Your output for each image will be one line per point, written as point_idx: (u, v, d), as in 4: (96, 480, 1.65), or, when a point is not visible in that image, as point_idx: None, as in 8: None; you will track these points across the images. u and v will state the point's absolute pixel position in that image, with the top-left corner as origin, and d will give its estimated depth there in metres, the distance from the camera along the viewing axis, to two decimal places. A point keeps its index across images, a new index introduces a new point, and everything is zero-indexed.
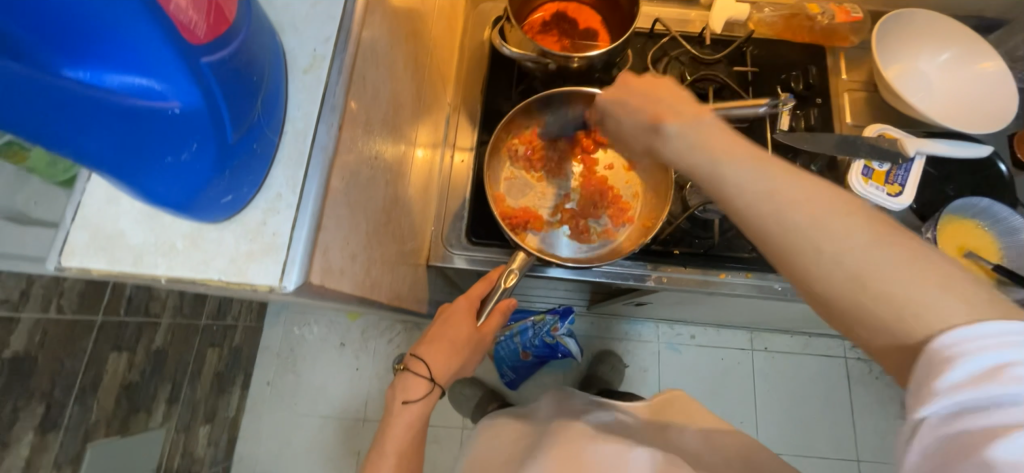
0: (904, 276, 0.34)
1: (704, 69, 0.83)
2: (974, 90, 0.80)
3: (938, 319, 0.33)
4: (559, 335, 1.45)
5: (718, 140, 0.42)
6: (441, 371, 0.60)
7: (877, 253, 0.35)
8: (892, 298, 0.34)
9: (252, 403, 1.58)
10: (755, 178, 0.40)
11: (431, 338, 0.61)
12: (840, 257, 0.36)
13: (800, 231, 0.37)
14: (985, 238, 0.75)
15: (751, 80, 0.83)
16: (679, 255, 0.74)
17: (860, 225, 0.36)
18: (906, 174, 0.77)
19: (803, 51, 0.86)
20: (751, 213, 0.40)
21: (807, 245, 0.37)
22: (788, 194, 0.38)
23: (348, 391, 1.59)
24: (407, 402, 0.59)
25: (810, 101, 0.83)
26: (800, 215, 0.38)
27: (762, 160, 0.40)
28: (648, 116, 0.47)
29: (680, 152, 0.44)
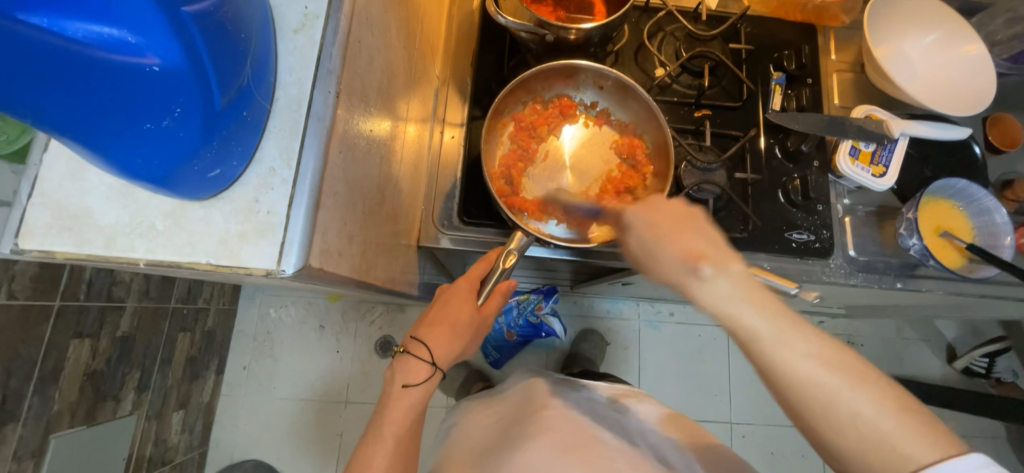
0: (884, 421, 0.40)
1: (700, 46, 0.81)
2: (956, 73, 0.82)
3: (926, 460, 0.39)
4: (544, 316, 1.50)
5: (735, 280, 0.45)
6: (442, 352, 0.59)
7: (889, 417, 0.40)
8: (875, 438, 0.40)
9: (228, 389, 1.53)
10: (778, 337, 0.43)
11: (431, 320, 0.59)
12: (856, 410, 0.41)
13: (823, 383, 0.41)
14: (960, 218, 0.77)
15: (746, 58, 0.82)
16: None
17: (869, 384, 0.41)
18: (890, 155, 0.79)
19: (796, 30, 0.85)
20: (779, 366, 0.43)
21: (835, 407, 0.41)
22: (814, 353, 0.42)
23: (330, 373, 1.56)
24: (407, 385, 0.57)
25: (801, 81, 0.82)
26: (805, 360, 0.42)
27: (767, 306, 0.44)
28: (681, 255, 0.47)
29: (719, 301, 0.45)
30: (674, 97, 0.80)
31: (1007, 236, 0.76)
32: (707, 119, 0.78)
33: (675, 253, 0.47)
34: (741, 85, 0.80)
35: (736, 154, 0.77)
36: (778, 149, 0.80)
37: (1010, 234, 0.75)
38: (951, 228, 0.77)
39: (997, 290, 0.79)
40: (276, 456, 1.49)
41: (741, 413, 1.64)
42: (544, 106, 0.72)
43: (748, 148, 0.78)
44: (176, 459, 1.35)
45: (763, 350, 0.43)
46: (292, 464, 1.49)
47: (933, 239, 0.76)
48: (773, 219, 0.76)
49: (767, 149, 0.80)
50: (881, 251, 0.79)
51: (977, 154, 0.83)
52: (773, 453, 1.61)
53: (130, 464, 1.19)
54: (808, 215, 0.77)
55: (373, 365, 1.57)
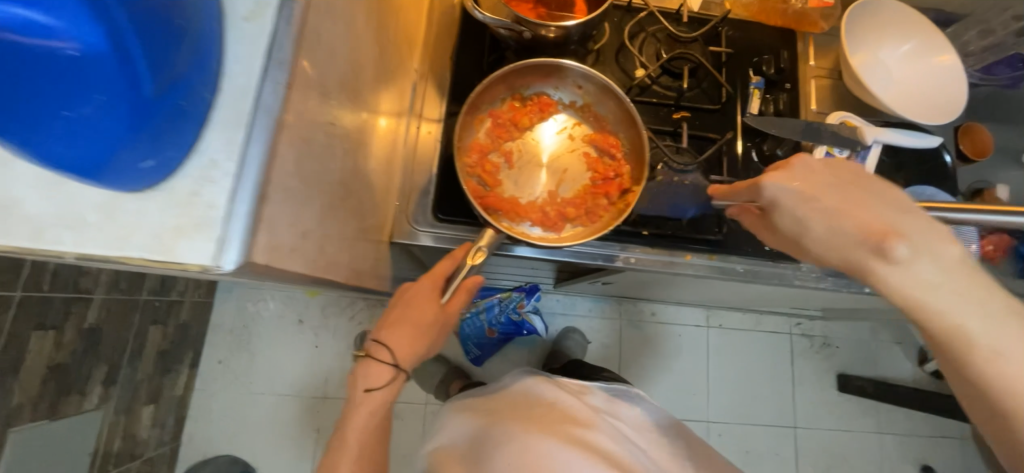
0: (991, 336, 0.44)
1: (680, 48, 0.80)
2: (931, 81, 0.83)
3: (1020, 364, 0.44)
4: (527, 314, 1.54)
5: (889, 231, 0.44)
6: (403, 356, 0.59)
7: (988, 323, 0.44)
8: (985, 346, 0.44)
9: (202, 383, 1.51)
10: (924, 259, 0.43)
11: (392, 325, 0.59)
12: (973, 326, 0.44)
13: (945, 303, 0.44)
14: None
15: (725, 61, 0.82)
16: (646, 235, 0.73)
17: (989, 307, 0.44)
18: (863, 161, 0.79)
19: (776, 35, 0.86)
20: (898, 291, 0.45)
21: (949, 323, 0.44)
22: (942, 273, 0.44)
23: (308, 369, 1.55)
24: (369, 390, 0.59)
25: (779, 86, 0.83)
26: (928, 284, 0.44)
27: (912, 235, 0.44)
28: (859, 232, 0.45)
29: (854, 244, 0.45)
30: (653, 98, 0.80)
31: (972, 243, 0.77)
32: (684, 121, 0.78)
33: (799, 193, 0.48)
34: (720, 87, 0.81)
35: (713, 157, 0.77)
36: (755, 154, 0.80)
37: (974, 241, 0.77)
38: None
39: None
40: (251, 452, 1.48)
41: (718, 413, 1.67)
42: (523, 102, 0.71)
43: (724, 151, 0.78)
44: (146, 455, 1.32)
45: (888, 273, 0.44)
46: (268, 460, 1.47)
47: None
48: None
49: (744, 153, 0.80)
50: None
51: (947, 162, 0.85)
52: (748, 451, 1.65)
53: (96, 459, 1.15)
54: None
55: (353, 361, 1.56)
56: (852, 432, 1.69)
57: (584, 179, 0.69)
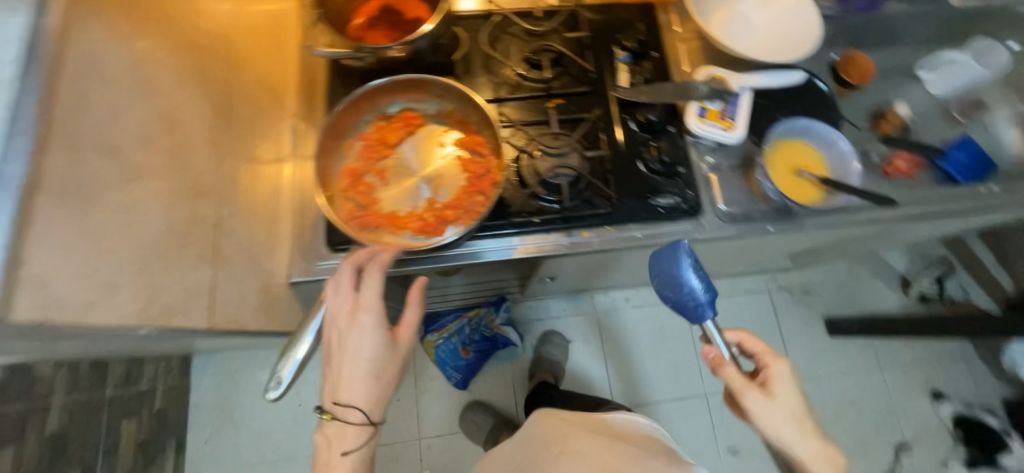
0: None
1: (539, 41, 0.84)
2: (781, 23, 0.87)
3: None
4: (499, 326, 1.59)
5: (779, 414, 0.55)
6: (366, 401, 0.56)
7: (826, 470, 0.53)
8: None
9: (193, 466, 1.48)
10: (797, 428, 0.54)
11: (344, 373, 0.55)
12: (823, 462, 0.53)
13: (787, 435, 0.54)
14: (814, 154, 0.79)
15: (588, 44, 0.85)
16: (538, 222, 0.75)
17: (807, 432, 0.54)
18: (736, 108, 0.81)
19: (633, 10, 0.89)
20: (768, 430, 0.55)
21: (802, 456, 0.54)
22: (801, 432, 0.54)
23: (295, 430, 1.53)
24: (345, 453, 0.56)
25: (645, 55, 0.85)
26: (776, 425, 0.54)
27: (766, 399, 0.55)
28: (767, 400, 0.55)
29: (766, 413, 0.55)
30: (524, 93, 0.82)
31: (854, 160, 0.78)
32: (556, 108, 0.81)
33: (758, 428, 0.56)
34: (586, 70, 0.84)
35: (585, 135, 0.80)
36: (633, 123, 0.82)
37: (855, 158, 0.78)
38: (804, 166, 0.79)
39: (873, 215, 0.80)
40: None
41: (716, 385, 1.65)
42: (389, 119, 0.73)
43: (600, 128, 0.81)
44: None
45: (788, 444, 0.54)
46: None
47: (790, 184, 0.78)
48: (635, 189, 0.79)
49: (623, 125, 0.82)
50: (752, 198, 0.81)
51: (823, 91, 0.87)
52: None
53: None
54: (670, 179, 0.80)
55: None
56: (854, 375, 1.65)
57: (459, 180, 0.71)
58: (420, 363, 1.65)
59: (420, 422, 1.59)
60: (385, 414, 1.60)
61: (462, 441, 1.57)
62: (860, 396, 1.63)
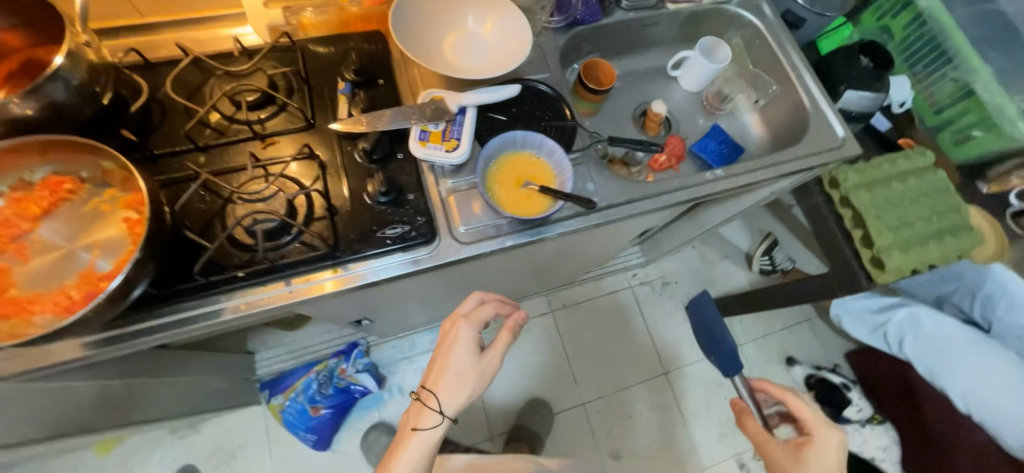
0: (821, 461, 0.78)
1: (242, 81, 0.78)
2: (497, 44, 0.90)
3: (810, 464, 0.77)
4: (353, 375, 1.47)
5: (817, 455, 0.78)
6: (447, 400, 0.75)
7: (817, 445, 0.79)
8: (830, 455, 0.79)
9: None
10: (810, 456, 0.78)
11: (439, 372, 0.76)
12: (826, 443, 0.80)
13: (820, 441, 0.80)
14: (538, 164, 0.81)
15: (305, 77, 0.81)
16: (243, 276, 0.68)
17: (817, 431, 0.81)
18: (460, 128, 0.81)
19: (360, 38, 0.87)
20: (802, 471, 0.77)
21: (815, 454, 0.78)
22: (813, 462, 0.78)
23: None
24: (416, 428, 0.75)
25: (370, 82, 0.83)
26: (826, 446, 0.79)
27: (798, 452, 0.79)
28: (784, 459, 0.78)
29: (817, 461, 0.78)
30: (231, 136, 0.75)
31: (569, 166, 0.80)
32: (266, 150, 0.76)
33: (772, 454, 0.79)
34: (303, 105, 0.79)
35: (299, 174, 0.75)
36: (358, 154, 0.78)
37: (568, 164, 0.79)
38: (528, 178, 0.80)
39: (610, 214, 0.84)
40: None
41: (590, 391, 1.64)
42: (29, 186, 0.62)
43: (319, 163, 0.76)
44: None
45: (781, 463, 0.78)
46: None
47: (518, 199, 0.79)
48: (359, 224, 0.75)
49: (346, 158, 0.78)
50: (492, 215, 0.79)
51: (546, 89, 0.89)
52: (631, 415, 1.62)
53: None
54: (399, 208, 0.77)
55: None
56: (716, 354, 1.71)
57: (124, 243, 0.63)
58: (275, 429, 1.48)
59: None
60: None
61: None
62: (724, 374, 1.70)
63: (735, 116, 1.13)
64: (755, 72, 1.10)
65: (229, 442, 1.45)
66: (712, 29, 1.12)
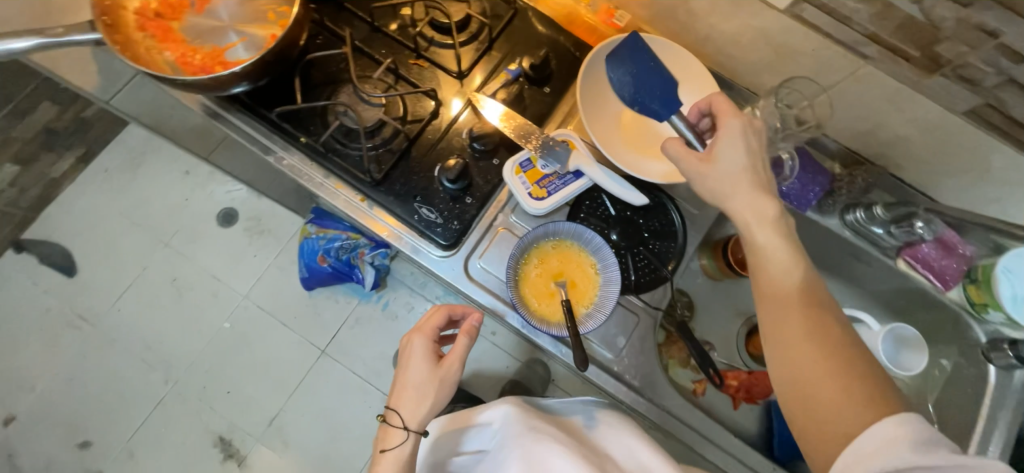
0: (739, 163, 0.56)
1: (449, 2, 0.79)
2: None
3: (760, 211, 0.55)
4: (365, 262, 1.34)
5: (736, 159, 0.56)
6: (411, 415, 0.66)
7: (740, 151, 0.56)
8: (751, 187, 0.55)
9: (83, 180, 1.47)
10: (732, 152, 0.56)
11: (400, 389, 0.67)
12: (740, 151, 0.56)
13: (743, 170, 0.55)
14: (589, 280, 0.70)
15: (495, 37, 0.79)
16: (302, 143, 0.72)
17: (727, 124, 0.57)
18: (560, 185, 0.73)
19: (569, 40, 0.80)
20: (730, 192, 0.56)
21: (741, 183, 0.55)
22: (746, 159, 0.56)
23: (168, 214, 1.48)
24: (385, 449, 0.67)
25: (536, 83, 0.78)
26: (747, 166, 0.56)
27: (729, 177, 0.56)
28: (730, 194, 0.56)
29: (726, 177, 0.56)
30: (401, 36, 0.77)
31: (609, 307, 0.68)
32: (412, 68, 0.77)
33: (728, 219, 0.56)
34: (471, 58, 0.78)
35: (412, 107, 0.75)
36: (467, 129, 0.75)
37: (611, 306, 0.67)
38: (569, 281, 0.70)
39: (609, 384, 0.72)
40: (83, 253, 1.42)
41: None
42: None
43: (434, 109, 0.75)
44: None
45: (712, 180, 0.57)
46: (94, 271, 1.42)
47: (545, 292, 0.70)
48: (412, 183, 0.73)
49: (458, 126, 0.76)
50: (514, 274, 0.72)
51: (676, 222, 0.75)
52: None
53: None
54: (450, 200, 0.73)
55: (207, 229, 1.47)
56: None
57: (255, 51, 0.69)
58: (292, 243, 1.48)
59: (255, 284, 1.44)
60: (232, 260, 1.46)
61: (270, 329, 1.40)
62: None
63: None
64: (927, 413, 0.80)
65: (266, 220, 1.50)
66: (927, 326, 0.82)
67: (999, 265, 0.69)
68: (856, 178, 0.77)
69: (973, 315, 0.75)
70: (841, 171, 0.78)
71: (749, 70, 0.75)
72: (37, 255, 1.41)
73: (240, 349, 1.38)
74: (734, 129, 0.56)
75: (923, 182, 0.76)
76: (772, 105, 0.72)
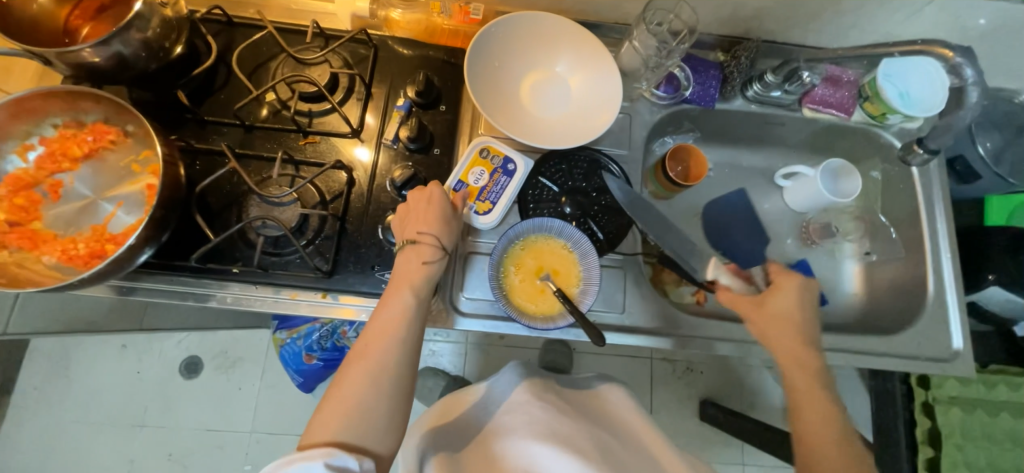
0: (800, 293, 0.64)
1: (308, 68, 0.75)
2: (582, 101, 0.78)
3: (773, 329, 0.63)
4: (350, 340, 1.30)
5: (800, 298, 0.64)
6: (437, 243, 0.63)
7: (803, 285, 0.64)
8: (791, 313, 0.63)
9: (15, 410, 1.30)
10: (798, 295, 0.64)
11: (419, 219, 0.64)
12: (816, 289, 0.65)
13: (792, 302, 0.64)
14: (567, 262, 0.72)
15: (369, 81, 0.76)
16: (236, 273, 0.68)
17: (787, 279, 0.65)
18: (499, 192, 0.74)
19: (437, 52, 0.79)
20: (769, 306, 0.64)
21: (759, 302, 0.64)
22: (801, 296, 0.64)
23: (129, 396, 1.33)
24: (415, 270, 0.61)
25: (430, 106, 0.77)
26: (809, 292, 0.65)
27: (797, 303, 0.64)
28: (749, 310, 0.65)
29: (789, 307, 0.63)
30: (278, 124, 0.73)
31: (596, 280, 0.70)
32: (307, 148, 0.73)
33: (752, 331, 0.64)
34: (355, 113, 0.76)
35: (326, 186, 0.72)
36: (389, 181, 0.73)
37: (597, 279, 0.70)
38: (552, 271, 0.71)
39: (628, 340, 0.75)
40: None
41: None
42: (81, 128, 0.64)
43: (348, 178, 0.72)
44: None
45: (762, 303, 0.64)
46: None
47: (533, 286, 0.71)
48: (363, 256, 0.71)
49: (379, 181, 0.74)
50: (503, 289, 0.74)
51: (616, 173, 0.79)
52: None
53: None
54: None
55: (179, 389, 1.36)
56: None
57: (142, 208, 0.63)
58: (272, 357, 1.40)
59: (255, 415, 1.36)
60: (219, 405, 1.36)
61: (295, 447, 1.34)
62: None
63: (834, 259, 0.92)
64: (882, 221, 0.90)
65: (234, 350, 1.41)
66: (846, 152, 0.92)
67: (881, 72, 0.80)
68: (740, 57, 0.80)
69: (879, 125, 0.85)
70: (725, 58, 0.83)
71: (609, 8, 0.78)
72: None
73: None
74: (797, 276, 0.65)
75: (792, 36, 0.83)
76: (645, 30, 0.74)
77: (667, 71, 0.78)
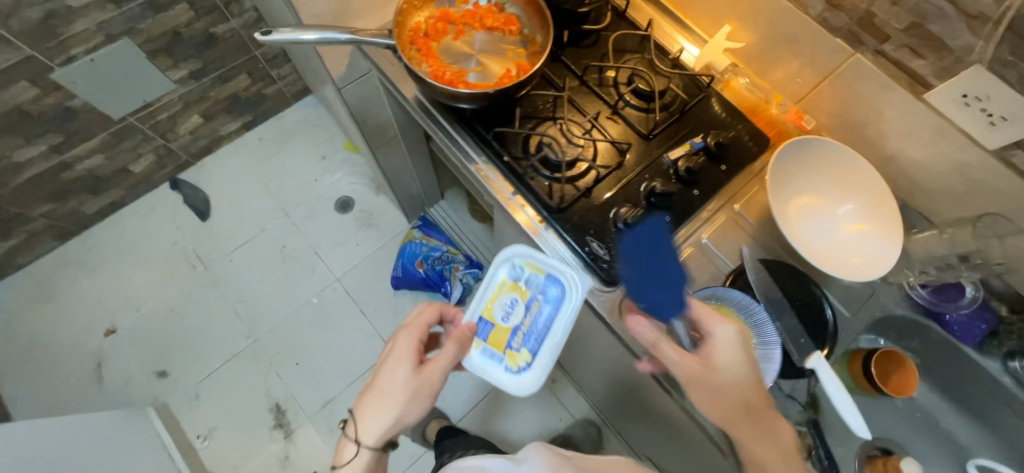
0: (725, 338, 0.67)
1: (652, 74, 0.89)
2: (847, 246, 0.79)
3: (738, 397, 0.65)
4: (455, 277, 1.49)
5: (732, 345, 0.66)
6: (369, 421, 0.75)
7: (731, 331, 0.67)
8: (736, 374, 0.66)
9: (240, 142, 1.77)
10: (732, 349, 0.66)
11: (367, 396, 0.77)
12: (728, 333, 0.67)
13: (733, 358, 0.66)
14: None
15: (686, 111, 0.87)
16: (504, 160, 0.82)
17: (716, 315, 0.67)
18: (535, 338, 0.83)
19: (747, 127, 0.86)
20: (720, 369, 0.66)
21: (719, 369, 0.66)
22: (729, 340, 0.67)
23: (299, 191, 1.70)
24: (339, 459, 0.77)
25: (716, 159, 0.84)
26: (729, 339, 0.67)
27: (735, 363, 0.66)
28: (730, 384, 0.66)
29: (723, 350, 0.66)
30: (603, 93, 0.87)
31: (767, 381, 0.70)
32: (608, 121, 0.86)
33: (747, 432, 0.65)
34: (658, 122, 0.85)
35: (602, 154, 0.83)
36: (648, 186, 0.81)
37: (769, 381, 0.70)
38: None
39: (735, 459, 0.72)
40: (218, 201, 1.70)
41: None
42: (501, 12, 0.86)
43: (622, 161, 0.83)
44: (170, 144, 1.62)
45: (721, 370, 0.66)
46: (225, 219, 1.67)
47: None
48: (589, 219, 0.79)
49: (641, 180, 0.82)
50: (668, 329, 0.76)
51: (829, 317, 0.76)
52: None
53: (145, 108, 1.46)
54: None
55: (326, 211, 1.68)
56: None
57: (493, 79, 0.82)
58: (393, 243, 1.63)
59: (349, 270, 1.60)
60: (334, 241, 1.64)
61: (349, 312, 1.55)
62: None
63: None
64: None
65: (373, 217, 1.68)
66: None
67: None
68: None
69: None
70: (1011, 316, 0.77)
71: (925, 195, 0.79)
72: (184, 195, 1.71)
73: (318, 320, 1.55)
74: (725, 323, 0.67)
75: None
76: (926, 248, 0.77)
77: (950, 280, 0.77)
